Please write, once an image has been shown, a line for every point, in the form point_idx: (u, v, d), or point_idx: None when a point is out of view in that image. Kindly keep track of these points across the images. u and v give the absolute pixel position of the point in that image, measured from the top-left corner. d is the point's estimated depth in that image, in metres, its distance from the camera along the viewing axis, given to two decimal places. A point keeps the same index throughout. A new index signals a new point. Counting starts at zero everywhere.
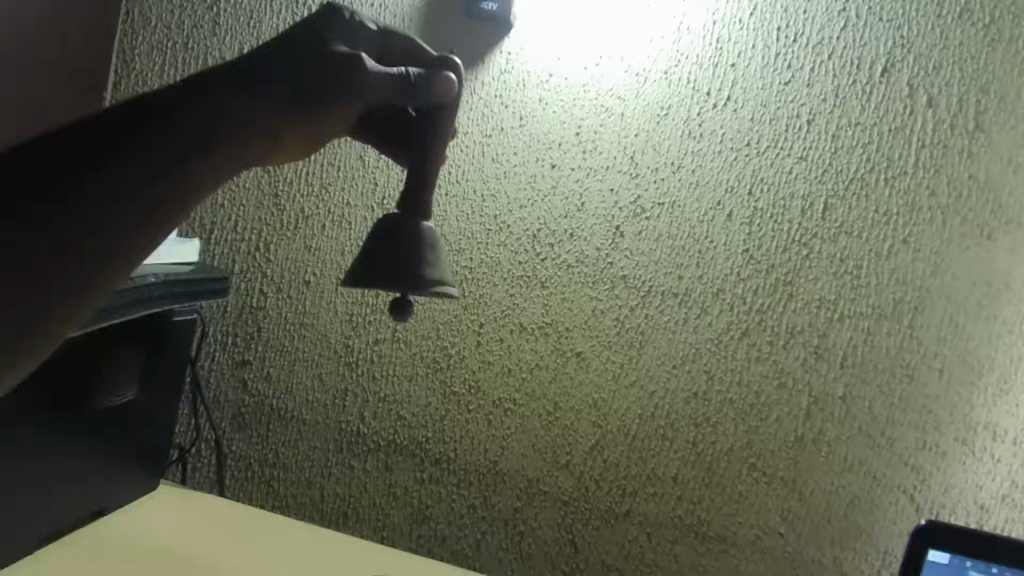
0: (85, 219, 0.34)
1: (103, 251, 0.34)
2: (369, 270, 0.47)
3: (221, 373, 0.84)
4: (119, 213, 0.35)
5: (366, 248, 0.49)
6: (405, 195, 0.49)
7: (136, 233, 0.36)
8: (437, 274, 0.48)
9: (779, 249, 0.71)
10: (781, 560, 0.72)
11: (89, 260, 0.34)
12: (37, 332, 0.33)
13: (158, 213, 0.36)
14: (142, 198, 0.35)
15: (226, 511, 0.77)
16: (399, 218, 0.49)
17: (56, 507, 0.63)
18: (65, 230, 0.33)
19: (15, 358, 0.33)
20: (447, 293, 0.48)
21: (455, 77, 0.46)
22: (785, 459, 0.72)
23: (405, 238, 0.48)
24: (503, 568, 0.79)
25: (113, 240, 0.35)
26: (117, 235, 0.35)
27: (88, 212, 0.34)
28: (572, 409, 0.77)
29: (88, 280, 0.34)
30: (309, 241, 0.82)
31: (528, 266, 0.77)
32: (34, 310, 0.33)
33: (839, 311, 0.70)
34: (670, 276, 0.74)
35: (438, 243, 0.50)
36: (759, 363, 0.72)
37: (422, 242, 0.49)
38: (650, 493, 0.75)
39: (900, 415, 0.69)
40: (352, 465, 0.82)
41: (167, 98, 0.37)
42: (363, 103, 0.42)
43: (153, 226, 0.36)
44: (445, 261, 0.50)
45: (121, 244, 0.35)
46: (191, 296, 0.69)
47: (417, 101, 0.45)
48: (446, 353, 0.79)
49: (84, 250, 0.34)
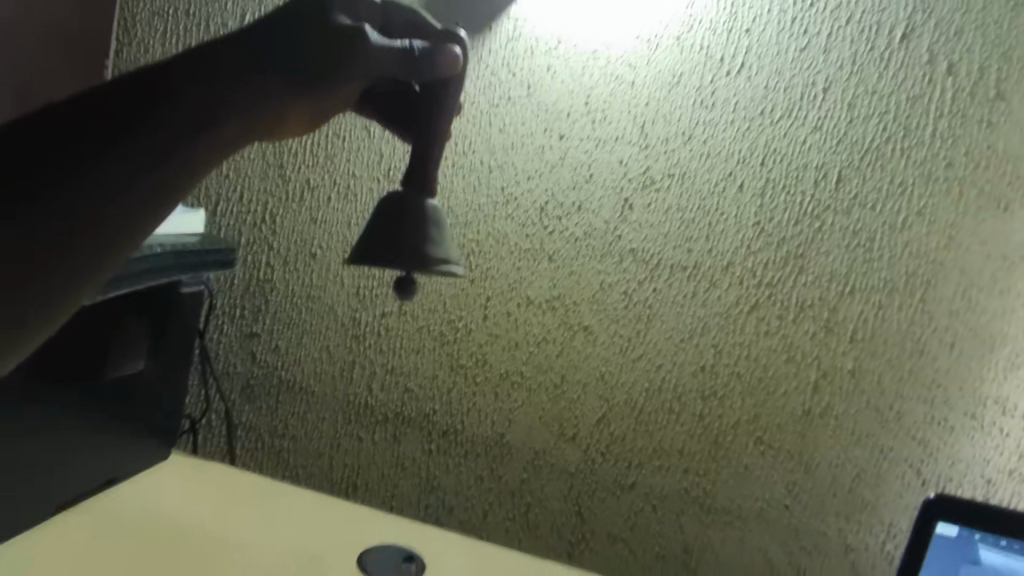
0: (87, 202, 0.34)
1: (108, 234, 0.35)
2: (373, 247, 0.47)
3: (230, 345, 0.85)
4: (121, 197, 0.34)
5: (371, 224, 0.49)
6: (410, 173, 0.49)
7: (138, 217, 0.35)
8: (442, 252, 0.48)
9: (791, 222, 0.70)
10: (785, 533, 0.73)
11: (92, 243, 0.34)
12: (47, 315, 0.34)
13: (162, 194, 0.36)
14: (145, 180, 0.35)
15: (237, 480, 0.78)
16: (404, 196, 0.49)
17: (66, 482, 0.65)
18: (65, 217, 0.33)
19: (22, 340, 0.34)
20: (452, 271, 0.48)
21: (462, 52, 0.44)
22: (791, 433, 0.72)
23: (410, 215, 0.48)
24: (510, 538, 0.80)
25: (116, 223, 0.35)
26: (120, 217, 0.35)
27: (90, 195, 0.34)
28: (580, 382, 0.77)
29: (94, 263, 0.35)
30: (315, 213, 0.81)
31: (535, 238, 0.77)
32: (38, 295, 0.33)
33: (850, 284, 0.70)
34: (679, 249, 0.73)
35: (443, 220, 0.50)
36: (768, 337, 0.72)
37: (426, 219, 0.48)
38: (656, 466, 0.76)
39: (909, 389, 0.69)
40: (361, 437, 0.82)
41: (172, 76, 0.37)
42: (367, 78, 0.40)
43: (157, 209, 0.36)
44: (449, 239, 0.49)
45: (126, 227, 0.35)
46: (198, 268, 0.70)
47: (422, 77, 0.42)
48: (453, 326, 0.79)
49: (87, 234, 0.34)
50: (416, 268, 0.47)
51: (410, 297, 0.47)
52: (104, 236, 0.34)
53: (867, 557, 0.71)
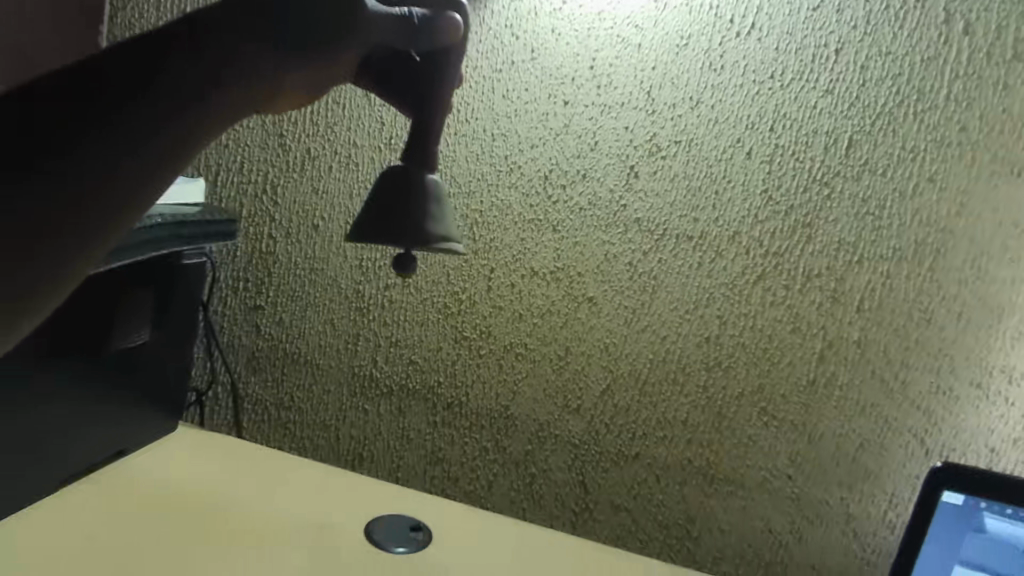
0: (91, 165, 0.26)
1: (113, 201, 0.27)
2: (374, 224, 0.48)
3: (234, 317, 0.85)
4: (133, 159, 0.27)
5: (372, 200, 0.49)
6: (410, 148, 0.48)
7: (151, 185, 0.28)
8: (442, 230, 0.48)
9: (799, 189, 0.69)
10: (787, 502, 0.73)
11: (98, 214, 0.27)
12: (37, 298, 0.26)
13: (176, 155, 0.29)
14: (158, 139, 0.28)
15: (250, 453, 0.78)
16: (404, 171, 0.48)
17: (74, 450, 0.65)
18: (78, 178, 0.26)
19: (12, 323, 0.26)
20: (452, 249, 0.48)
21: (460, 19, 0.42)
22: (796, 403, 0.72)
23: (411, 191, 0.48)
24: (514, 508, 0.81)
25: (127, 189, 0.27)
26: (130, 182, 0.27)
27: (95, 155, 0.26)
28: (584, 353, 0.77)
29: (97, 235, 0.27)
30: (317, 183, 0.80)
31: (539, 208, 0.76)
32: (40, 272, 0.26)
33: (858, 253, 0.69)
34: (685, 218, 0.72)
35: (443, 196, 0.49)
36: (774, 307, 0.71)
37: (427, 196, 0.48)
38: (660, 436, 0.76)
39: (915, 359, 0.69)
40: (365, 409, 0.83)
41: (195, 20, 0.30)
42: (366, 48, 0.36)
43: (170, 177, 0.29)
44: (450, 216, 0.49)
45: (138, 194, 0.28)
46: (200, 239, 0.69)
47: (420, 46, 0.40)
48: (457, 298, 0.79)
49: (92, 203, 0.26)
50: (417, 246, 0.47)
51: (410, 273, 0.47)
52: (111, 205, 0.27)
53: (869, 525, 0.71)
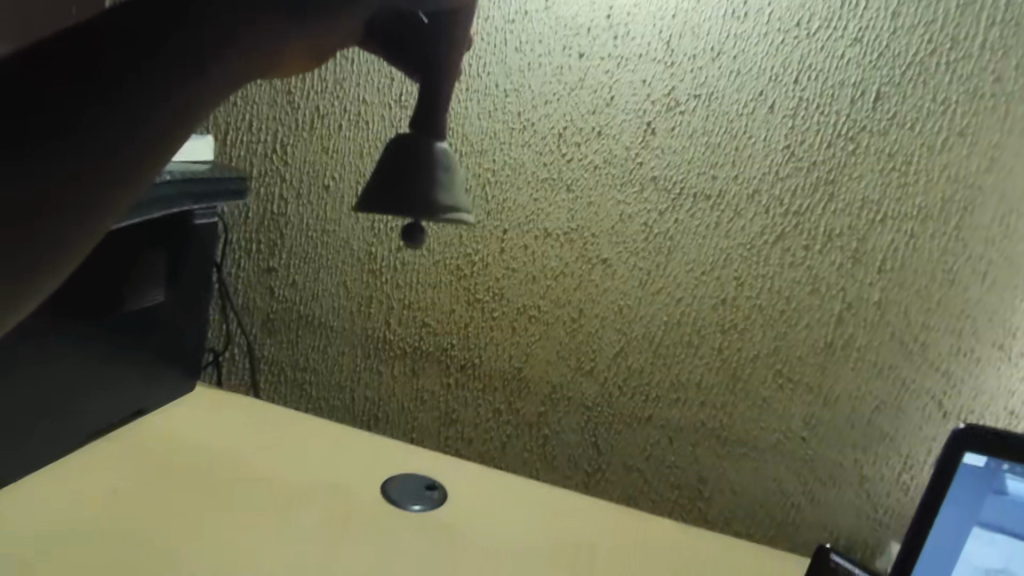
0: (92, 144, 0.26)
1: (115, 180, 0.27)
2: (384, 194, 0.47)
3: (248, 279, 0.85)
4: (134, 140, 0.27)
5: (381, 168, 0.48)
6: (419, 115, 0.46)
7: (158, 148, 0.28)
8: (451, 199, 0.47)
9: (823, 145, 0.67)
10: (800, 463, 0.73)
11: (99, 193, 0.27)
12: (35, 281, 0.26)
13: (176, 132, 0.29)
14: (157, 112, 0.28)
15: (267, 415, 0.79)
16: (413, 139, 0.47)
17: (95, 407, 0.67)
18: (81, 151, 0.26)
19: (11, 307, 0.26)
20: (460, 220, 0.47)
21: None
22: (812, 365, 0.71)
23: (419, 160, 0.47)
24: (527, 469, 0.82)
25: (128, 168, 0.27)
26: (131, 161, 0.27)
27: (96, 135, 0.26)
28: (598, 315, 0.76)
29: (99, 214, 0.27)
30: (326, 143, 0.79)
31: (553, 167, 0.74)
32: (47, 239, 0.26)
33: (881, 212, 0.67)
34: (703, 176, 0.70)
35: (453, 164, 0.48)
36: (793, 268, 0.70)
37: (436, 164, 0.47)
38: (672, 399, 0.76)
39: (936, 320, 0.67)
40: (380, 371, 0.83)
41: None
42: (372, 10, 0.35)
43: (177, 139, 0.29)
44: (459, 184, 0.48)
45: (148, 158, 0.28)
46: (210, 197, 0.69)
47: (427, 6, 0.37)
48: (470, 260, 0.78)
49: (94, 182, 0.26)
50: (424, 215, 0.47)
51: (419, 244, 0.48)
52: (113, 183, 0.27)
53: (882, 486, 0.71)
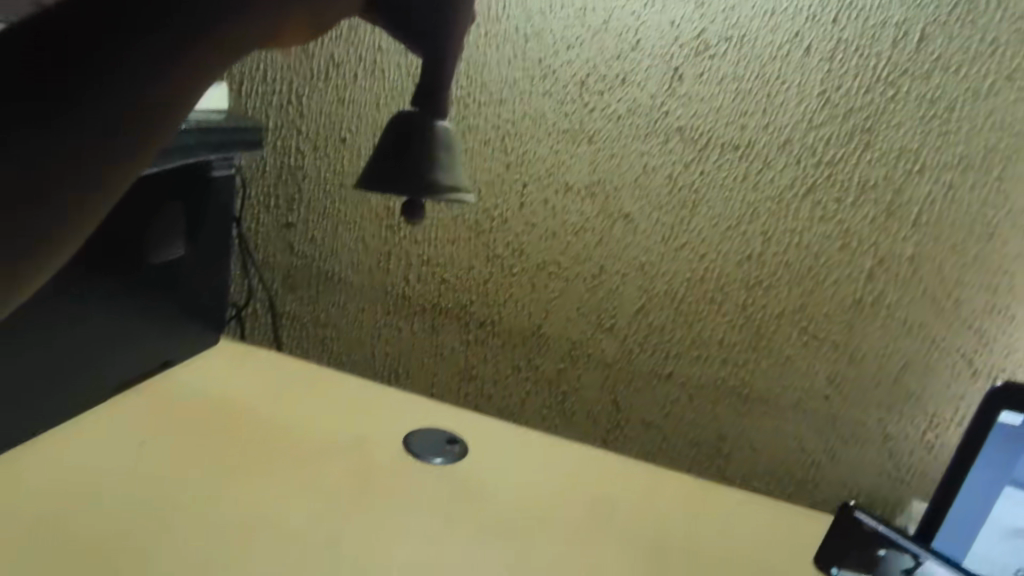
0: (91, 120, 0.23)
1: (115, 161, 0.24)
2: (384, 172, 0.46)
3: (268, 235, 0.85)
4: (140, 115, 0.24)
5: (383, 145, 0.47)
6: (419, 91, 0.44)
7: (159, 124, 0.25)
8: (450, 180, 0.46)
9: (861, 91, 0.64)
10: (823, 422, 0.73)
11: (98, 173, 0.24)
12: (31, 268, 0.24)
13: (179, 108, 0.25)
14: (157, 84, 0.24)
15: (288, 367, 0.80)
16: (413, 116, 0.45)
17: (124, 358, 0.68)
18: (81, 133, 0.23)
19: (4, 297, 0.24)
20: (460, 200, 0.47)
21: None
22: (839, 323, 0.70)
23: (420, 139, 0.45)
24: (545, 424, 0.82)
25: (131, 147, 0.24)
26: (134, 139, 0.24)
27: (99, 111, 0.23)
28: (619, 272, 0.75)
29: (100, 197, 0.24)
30: (342, 93, 0.77)
31: (575, 116, 0.72)
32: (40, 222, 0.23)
33: (919, 162, 0.64)
34: (732, 125, 0.68)
35: (454, 141, 0.47)
36: (824, 222, 0.68)
37: (436, 144, 0.46)
38: (693, 356, 0.75)
39: (971, 276, 0.66)
40: (400, 327, 0.84)
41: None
42: None
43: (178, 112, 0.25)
44: (461, 163, 0.47)
45: (149, 136, 0.25)
46: (227, 147, 0.68)
47: None
48: (489, 215, 0.77)
49: (91, 160, 0.23)
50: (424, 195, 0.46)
51: (418, 220, 0.45)
52: (113, 162, 0.24)
53: (906, 445, 0.71)
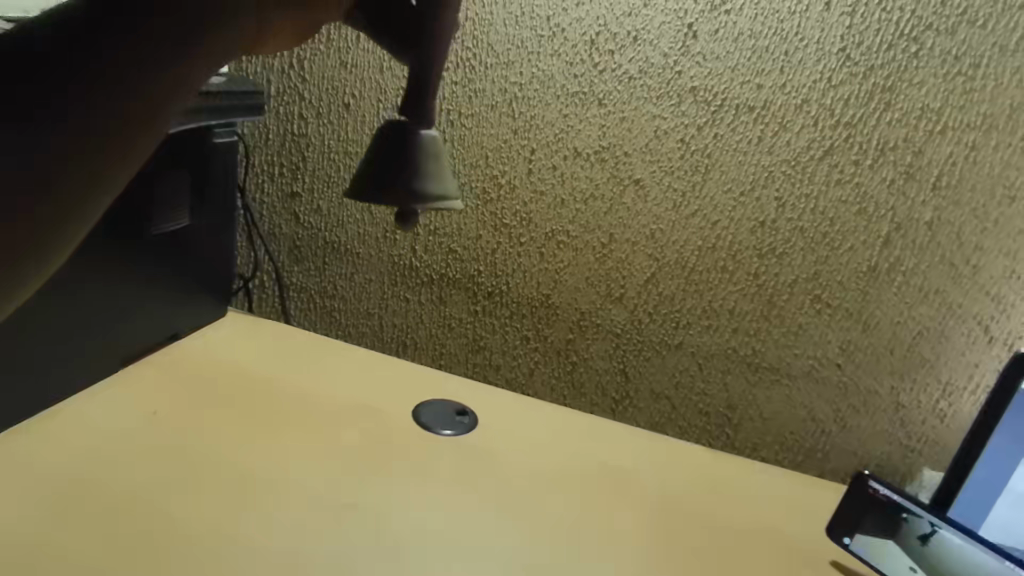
0: (132, 84, 0.25)
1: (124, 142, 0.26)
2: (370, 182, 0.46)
3: (272, 205, 0.84)
4: (172, 85, 0.26)
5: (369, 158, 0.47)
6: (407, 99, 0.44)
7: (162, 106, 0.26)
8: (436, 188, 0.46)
9: (883, 46, 0.62)
10: (835, 391, 0.72)
11: (135, 135, 0.26)
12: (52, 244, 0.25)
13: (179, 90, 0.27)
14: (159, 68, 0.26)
15: (295, 340, 0.80)
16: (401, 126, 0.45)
17: (136, 328, 0.68)
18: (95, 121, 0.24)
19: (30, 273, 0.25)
20: (448, 207, 0.46)
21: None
22: (853, 291, 0.69)
23: (407, 148, 0.45)
24: (554, 395, 0.82)
25: (163, 112, 0.26)
26: (165, 106, 0.26)
27: (139, 78, 0.25)
28: (628, 241, 0.73)
29: (130, 158, 0.26)
30: (345, 57, 0.76)
31: (584, 79, 0.70)
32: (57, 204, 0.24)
33: (941, 122, 0.63)
34: (747, 85, 0.66)
35: (441, 152, 0.47)
36: (840, 186, 0.66)
37: (422, 152, 0.45)
38: (704, 325, 0.74)
39: (991, 242, 0.64)
40: (407, 298, 0.83)
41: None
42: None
43: (177, 93, 0.27)
44: (449, 174, 0.47)
45: (153, 116, 0.26)
46: (228, 113, 0.68)
47: None
48: (497, 182, 0.76)
49: (131, 125, 0.25)
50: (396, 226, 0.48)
51: (408, 224, 0.45)
52: (143, 127, 0.26)
53: (918, 415, 0.70)
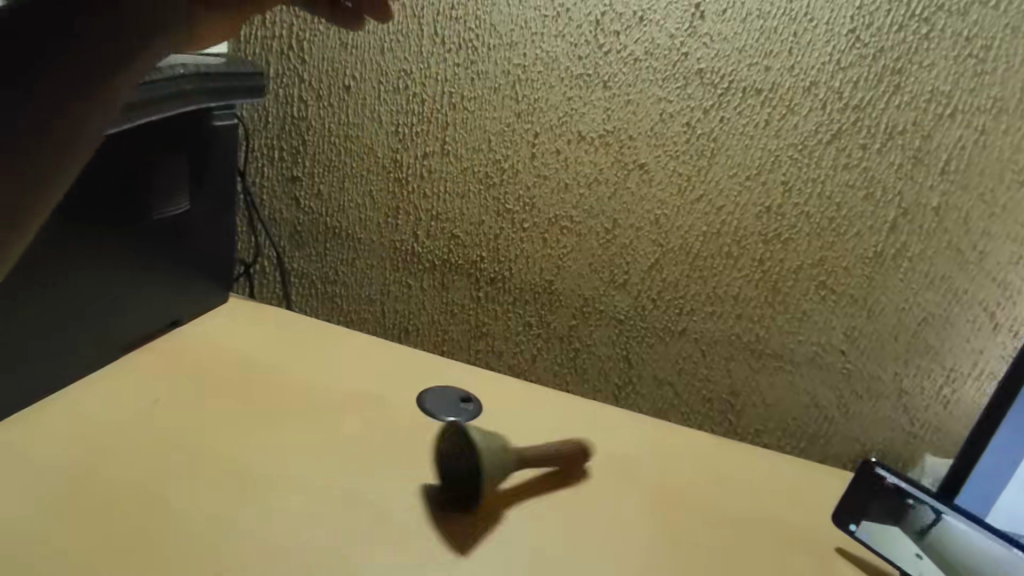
0: (63, 103, 0.34)
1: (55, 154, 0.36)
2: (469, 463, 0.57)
3: (272, 189, 0.83)
4: (98, 107, 0.36)
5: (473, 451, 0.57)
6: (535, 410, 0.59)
7: (88, 125, 0.36)
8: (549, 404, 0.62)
9: (893, 27, 0.61)
10: (838, 377, 0.72)
11: (55, 148, 0.35)
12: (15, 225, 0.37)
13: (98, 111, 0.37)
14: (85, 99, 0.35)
15: (297, 326, 0.80)
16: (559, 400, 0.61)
17: (136, 314, 0.68)
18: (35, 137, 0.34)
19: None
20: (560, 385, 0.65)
21: None
22: (858, 277, 0.68)
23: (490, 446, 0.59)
24: (557, 381, 0.81)
25: (80, 132, 0.36)
26: (82, 128, 0.36)
27: (68, 102, 0.34)
28: (633, 226, 0.73)
29: (61, 168, 0.37)
30: (345, 38, 0.74)
31: (589, 61, 0.69)
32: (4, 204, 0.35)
33: (951, 105, 0.62)
34: (755, 67, 0.65)
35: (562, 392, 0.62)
36: (847, 171, 0.65)
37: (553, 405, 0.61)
38: (708, 312, 0.73)
39: (998, 227, 0.64)
40: (409, 284, 0.83)
41: None
42: None
43: (100, 119, 0.37)
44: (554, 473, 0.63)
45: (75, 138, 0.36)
46: (225, 94, 0.67)
47: None
48: (500, 167, 0.75)
49: (61, 138, 0.35)
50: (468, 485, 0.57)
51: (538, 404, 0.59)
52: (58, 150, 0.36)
53: (921, 401, 0.70)
